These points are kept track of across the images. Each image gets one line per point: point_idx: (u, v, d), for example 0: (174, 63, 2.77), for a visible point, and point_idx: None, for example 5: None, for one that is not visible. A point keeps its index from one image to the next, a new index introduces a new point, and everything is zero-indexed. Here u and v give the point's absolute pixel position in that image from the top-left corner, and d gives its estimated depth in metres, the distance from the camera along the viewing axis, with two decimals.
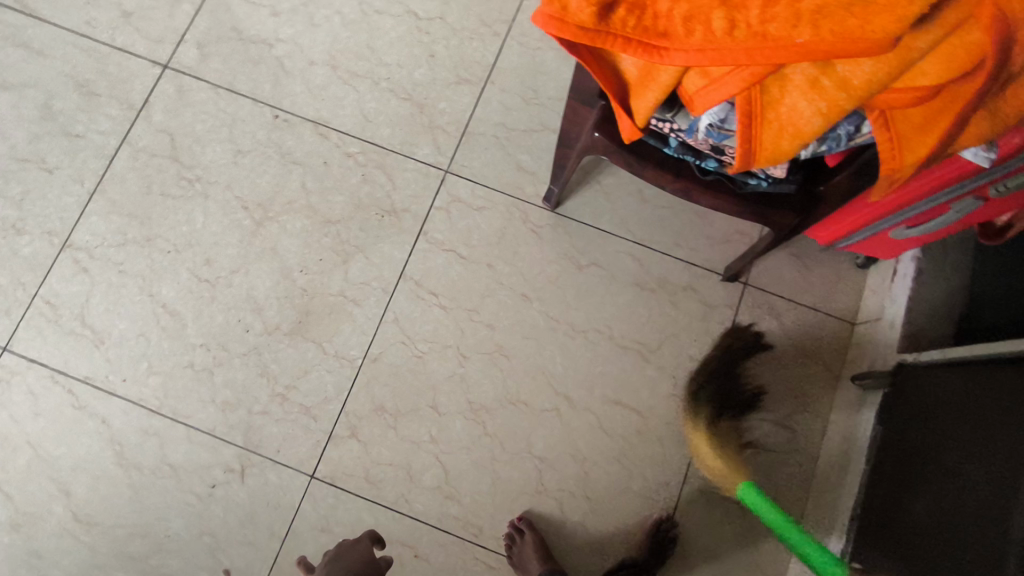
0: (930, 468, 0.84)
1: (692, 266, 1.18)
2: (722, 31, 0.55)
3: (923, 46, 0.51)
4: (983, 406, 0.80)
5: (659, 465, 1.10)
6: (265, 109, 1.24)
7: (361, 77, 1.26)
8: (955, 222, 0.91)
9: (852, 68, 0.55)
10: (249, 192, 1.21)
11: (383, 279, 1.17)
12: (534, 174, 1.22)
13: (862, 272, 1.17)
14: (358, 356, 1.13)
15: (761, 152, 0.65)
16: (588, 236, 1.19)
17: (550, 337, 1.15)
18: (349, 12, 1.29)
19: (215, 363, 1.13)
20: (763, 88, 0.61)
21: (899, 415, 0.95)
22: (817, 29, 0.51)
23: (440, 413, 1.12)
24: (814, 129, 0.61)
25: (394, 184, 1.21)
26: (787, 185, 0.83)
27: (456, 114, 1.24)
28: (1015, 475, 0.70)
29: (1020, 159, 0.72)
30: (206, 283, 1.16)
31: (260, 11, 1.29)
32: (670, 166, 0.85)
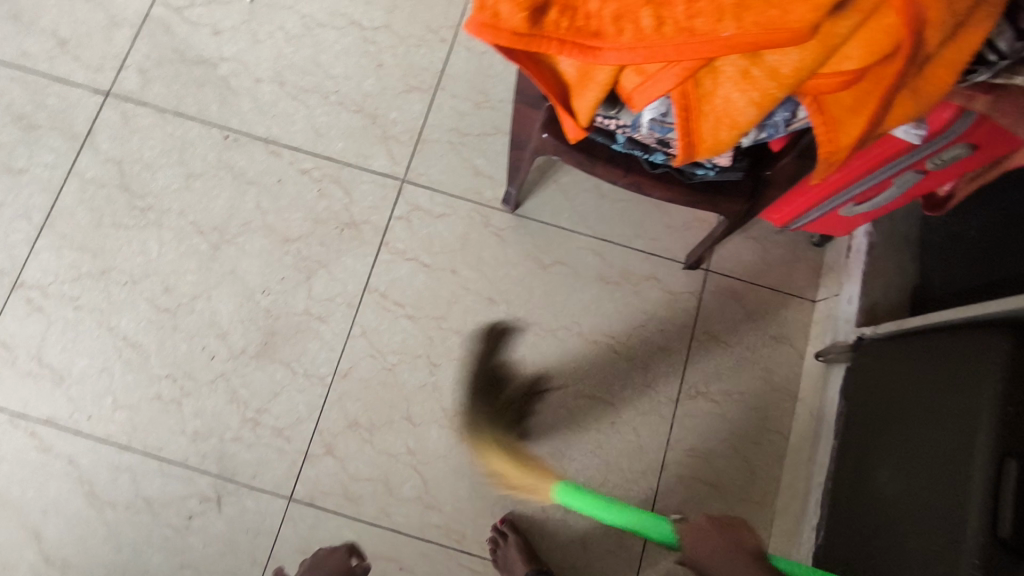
0: (891, 436, 0.87)
1: (653, 257, 1.19)
2: (652, 29, 0.56)
3: (844, 32, 0.52)
4: (934, 371, 0.83)
5: (636, 456, 1.11)
6: (214, 130, 1.22)
7: (309, 92, 1.25)
8: (899, 196, 0.93)
9: (780, 57, 0.56)
10: (204, 216, 1.19)
11: (347, 294, 1.16)
12: (491, 177, 1.22)
13: (819, 250, 1.20)
14: (327, 373, 1.13)
15: (701, 143, 0.66)
16: (549, 235, 1.19)
17: (519, 338, 1.15)
18: (292, 27, 1.28)
19: (182, 392, 1.11)
20: (697, 81, 0.61)
21: (861, 389, 0.97)
22: (741, 22, 0.53)
23: (415, 424, 1.11)
24: (749, 119, 0.62)
25: (352, 197, 1.20)
26: (733, 173, 0.85)
27: (409, 123, 1.24)
28: (969, 437, 0.73)
29: (951, 134, 0.75)
30: (166, 312, 1.14)
31: (202, 32, 1.27)
32: (620, 162, 0.86)
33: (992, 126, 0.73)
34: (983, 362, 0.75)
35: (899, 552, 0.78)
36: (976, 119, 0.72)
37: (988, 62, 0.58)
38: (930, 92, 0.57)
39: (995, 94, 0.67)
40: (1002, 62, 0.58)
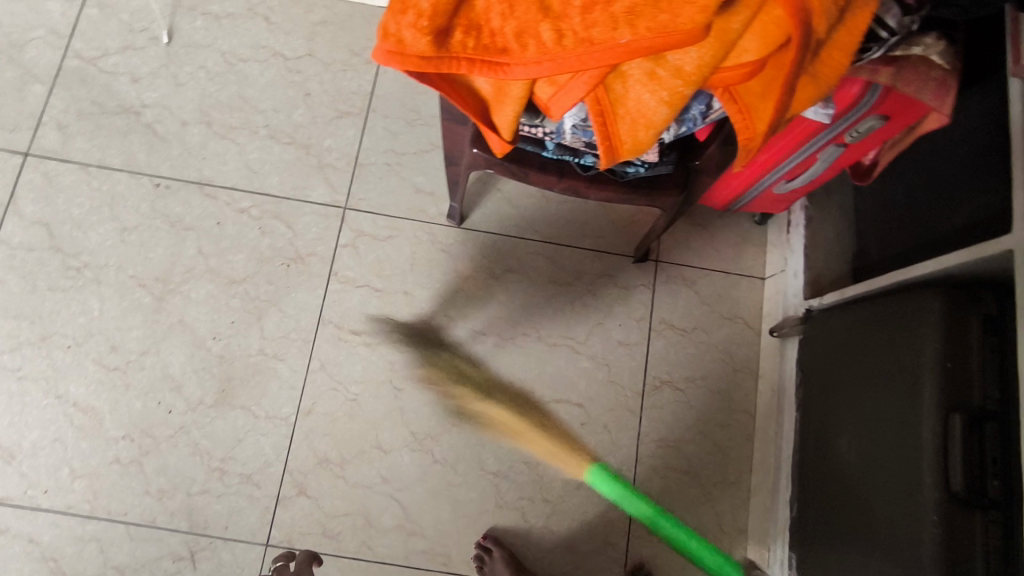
0: (847, 403, 0.89)
1: (603, 254, 1.20)
2: (552, 42, 0.56)
3: (738, 26, 0.54)
4: (877, 335, 0.84)
5: (609, 452, 1.12)
6: (144, 180, 1.19)
7: (238, 129, 1.23)
8: (828, 170, 0.95)
9: (681, 56, 0.57)
10: (142, 268, 1.15)
11: (301, 329, 1.14)
12: (433, 194, 1.21)
13: (762, 228, 1.23)
14: (290, 412, 1.11)
15: (622, 146, 0.67)
16: (498, 245, 1.19)
17: (480, 352, 1.15)
18: (213, 65, 1.25)
19: (142, 452, 1.08)
20: (607, 86, 0.62)
21: (813, 360, 1.00)
22: (635, 29, 0.52)
23: (386, 451, 1.10)
24: (663, 118, 0.62)
25: (295, 231, 1.18)
26: (663, 167, 0.86)
27: (344, 149, 1.23)
28: (915, 398, 0.75)
29: (860, 109, 0.78)
30: (115, 372, 1.11)
31: (119, 79, 1.23)
32: (552, 168, 0.87)
33: (899, 94, 0.75)
34: (920, 323, 0.76)
35: (866, 516, 0.80)
36: (883, 90, 0.75)
37: (881, 40, 0.60)
38: (828, 76, 0.58)
39: (897, 65, 0.72)
40: (892, 39, 0.60)
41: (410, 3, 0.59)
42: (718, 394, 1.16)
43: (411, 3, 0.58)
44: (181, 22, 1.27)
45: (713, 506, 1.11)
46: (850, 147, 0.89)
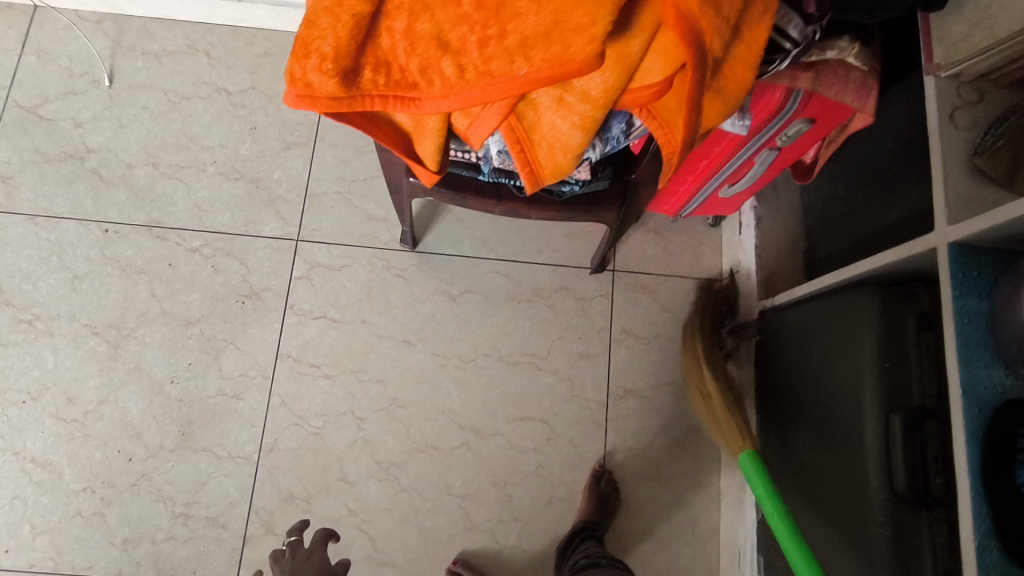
0: (799, 406, 0.89)
1: (560, 267, 1.20)
2: (456, 76, 0.56)
3: (637, 50, 0.54)
4: (821, 337, 0.85)
5: (577, 466, 1.12)
6: (91, 226, 1.18)
7: (185, 168, 1.22)
8: (768, 171, 0.95)
9: (586, 81, 0.57)
10: (95, 316, 1.14)
11: (260, 365, 1.13)
12: (385, 220, 1.21)
13: (716, 230, 1.23)
14: (253, 451, 1.10)
15: (544, 171, 0.67)
16: (453, 266, 1.19)
17: (442, 375, 1.14)
18: (156, 104, 1.24)
19: (105, 502, 1.07)
20: (519, 114, 0.62)
21: (768, 360, 1.00)
22: (531, 61, 0.52)
23: (352, 482, 1.09)
24: (578, 141, 0.62)
25: (248, 266, 1.17)
26: (600, 182, 0.85)
27: (292, 180, 1.22)
28: (858, 400, 0.76)
29: (784, 115, 0.78)
30: (73, 423, 1.09)
31: (62, 126, 1.22)
32: (490, 191, 0.86)
33: (821, 98, 0.75)
34: (858, 325, 0.77)
35: (825, 517, 0.81)
36: (805, 94, 0.74)
37: (785, 50, 0.60)
38: (733, 91, 0.57)
39: (816, 69, 0.72)
40: (797, 48, 0.60)
41: (312, 46, 0.58)
42: None
43: (313, 46, 0.57)
44: (121, 63, 1.26)
45: (683, 512, 1.11)
46: (784, 149, 0.89)
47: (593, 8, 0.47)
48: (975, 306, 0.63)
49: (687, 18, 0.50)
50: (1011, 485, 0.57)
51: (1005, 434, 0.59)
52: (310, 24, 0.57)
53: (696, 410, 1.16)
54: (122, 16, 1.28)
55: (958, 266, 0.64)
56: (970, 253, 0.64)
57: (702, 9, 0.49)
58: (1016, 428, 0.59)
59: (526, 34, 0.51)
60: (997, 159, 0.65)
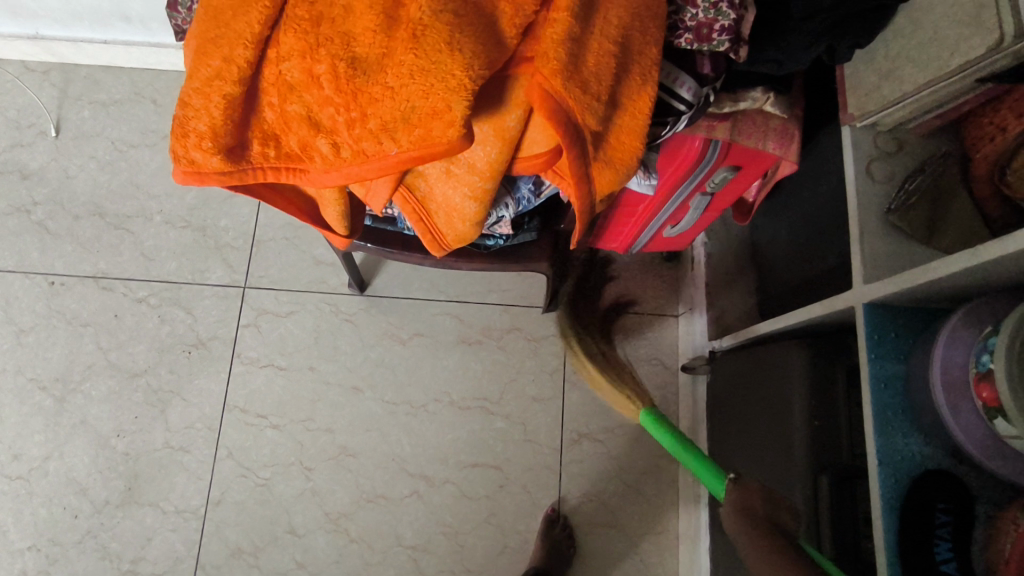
0: (740, 456, 0.87)
1: (510, 307, 1.18)
2: (333, 154, 0.54)
3: (514, 124, 0.52)
4: (759, 387, 0.83)
5: (531, 512, 1.09)
6: (37, 279, 1.17)
7: (132, 217, 1.21)
8: (708, 214, 0.92)
9: (470, 154, 0.56)
10: (41, 370, 1.13)
11: (206, 417, 1.12)
12: (333, 264, 1.20)
13: (672, 264, 1.21)
14: (200, 505, 1.08)
15: (447, 238, 0.66)
16: (403, 309, 1.17)
17: (391, 422, 1.12)
18: (103, 153, 1.24)
19: (50, 562, 1.05)
20: (412, 185, 0.61)
21: (716, 406, 0.98)
22: (398, 142, 0.50)
23: (300, 535, 1.07)
24: (474, 212, 0.61)
25: (194, 316, 1.16)
26: (528, 233, 0.83)
27: (240, 227, 1.21)
28: (789, 460, 0.73)
29: (706, 166, 0.75)
30: (18, 481, 1.08)
31: (9, 178, 1.22)
32: (415, 245, 0.83)
33: (742, 147, 0.73)
34: (790, 378, 0.75)
35: None
36: (724, 144, 0.72)
37: (680, 112, 0.58)
38: (623, 161, 0.55)
39: (733, 119, 0.69)
40: (691, 110, 0.58)
41: (188, 126, 0.54)
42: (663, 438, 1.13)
43: (189, 127, 0.54)
44: (68, 114, 1.26)
45: (640, 557, 1.09)
46: (718, 194, 0.86)
47: (447, 93, 0.46)
48: (891, 370, 0.60)
49: (553, 98, 0.47)
50: (930, 565, 0.54)
51: (924, 509, 0.55)
52: (185, 106, 0.54)
53: (653, 451, 1.12)
54: (69, 66, 1.28)
55: (875, 328, 0.61)
56: (886, 313, 0.62)
57: (566, 88, 0.47)
58: (935, 502, 0.55)
59: (389, 116, 0.49)
60: (911, 217, 0.63)
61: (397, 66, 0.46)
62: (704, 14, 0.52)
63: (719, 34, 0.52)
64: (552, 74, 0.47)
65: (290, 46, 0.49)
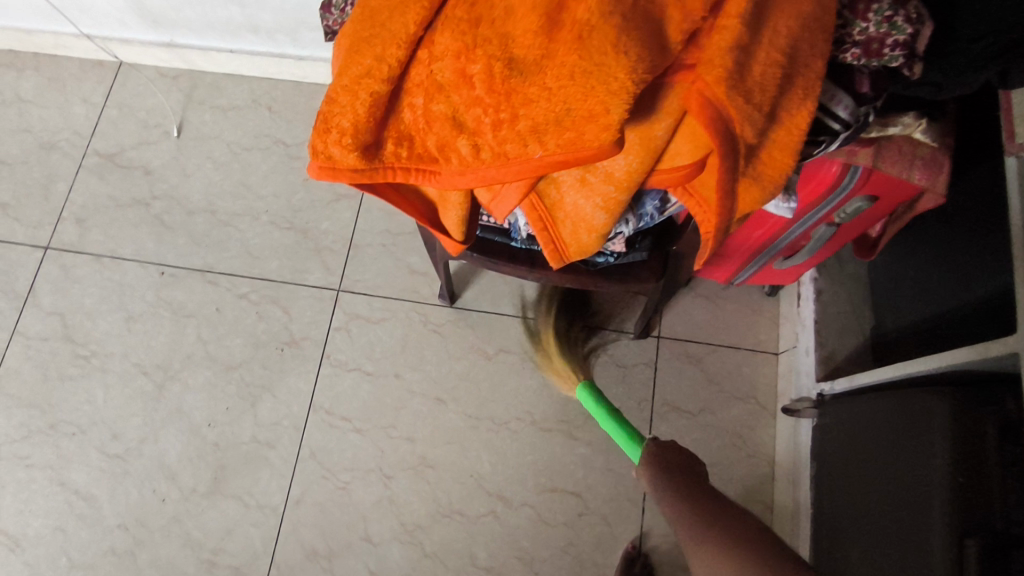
0: (858, 509, 0.80)
1: (601, 330, 1.15)
2: (471, 156, 0.54)
3: (663, 133, 0.51)
4: (885, 435, 0.76)
5: (610, 545, 1.05)
6: (150, 269, 1.24)
7: (240, 217, 1.26)
8: (828, 246, 0.88)
9: (609, 162, 0.54)
10: (145, 356, 1.18)
11: (293, 415, 1.13)
12: (426, 274, 1.21)
13: (772, 299, 1.15)
14: (280, 502, 1.09)
15: (568, 250, 0.64)
16: (491, 324, 1.17)
17: (473, 437, 1.11)
18: (219, 155, 1.31)
19: (136, 541, 1.08)
20: (542, 194, 0.60)
21: (826, 452, 0.90)
22: (544, 145, 0.49)
23: (374, 542, 1.06)
24: (602, 223, 0.59)
25: (290, 315, 1.19)
26: (638, 254, 0.81)
27: (339, 232, 1.24)
28: (925, 518, 0.66)
29: (841, 194, 0.72)
30: (116, 459, 1.13)
31: (134, 174, 1.30)
32: (522, 259, 0.82)
33: (883, 175, 0.69)
34: (927, 429, 0.68)
35: None
36: (864, 171, 0.68)
37: (833, 131, 0.55)
38: (772, 178, 0.52)
39: (877, 145, 0.65)
40: (847, 131, 0.55)
41: (332, 122, 0.55)
42: (755, 481, 1.06)
43: (333, 123, 0.55)
44: (191, 117, 1.34)
45: None
46: (844, 226, 0.81)
47: (606, 97, 0.44)
48: None
49: (712, 106, 0.45)
50: None
51: None
52: (331, 102, 0.55)
53: (746, 495, 1.06)
54: (197, 73, 1.37)
55: None
56: None
57: (729, 96, 0.45)
58: None
59: (539, 118, 0.48)
60: None
61: (556, 66, 0.45)
62: (876, 28, 0.48)
63: (891, 49, 0.48)
64: (717, 82, 0.45)
65: (444, 46, 0.50)
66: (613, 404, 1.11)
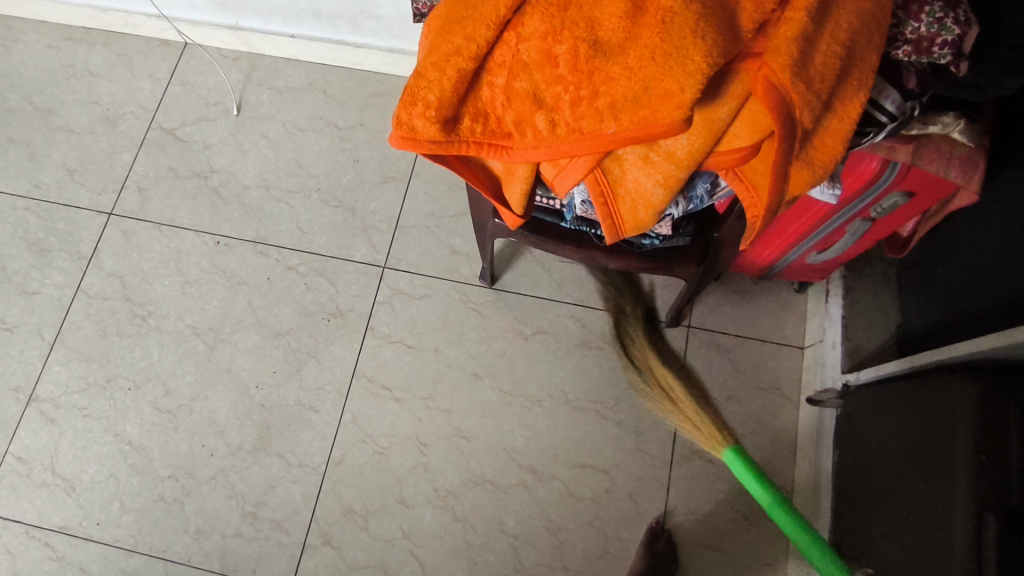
0: (882, 490, 0.84)
1: (633, 317, 1.20)
2: (547, 130, 0.59)
3: (725, 116, 0.56)
4: (912, 418, 0.80)
5: (634, 521, 1.09)
6: (206, 238, 1.30)
7: (293, 193, 1.33)
8: (861, 242, 0.92)
9: (672, 142, 0.59)
10: (199, 318, 1.25)
11: (336, 381, 1.19)
12: (468, 256, 1.26)
13: (801, 296, 1.20)
14: (321, 462, 1.15)
15: (625, 224, 0.69)
16: (529, 306, 1.22)
17: (507, 411, 1.16)
18: (275, 134, 1.38)
19: (184, 491, 1.15)
20: (605, 169, 0.65)
21: (851, 438, 0.95)
22: (619, 121, 0.55)
23: (409, 505, 1.12)
24: (660, 199, 0.64)
25: (337, 288, 1.25)
26: (681, 238, 0.86)
27: (387, 212, 1.30)
28: (948, 494, 0.70)
29: (880, 188, 0.77)
30: (167, 414, 1.19)
31: (193, 148, 1.37)
32: (570, 238, 0.88)
33: (921, 172, 0.73)
34: (952, 409, 0.73)
35: None
36: (903, 167, 0.72)
37: (880, 124, 0.60)
38: (822, 162, 0.57)
39: (916, 143, 0.70)
40: (892, 123, 0.59)
41: (418, 96, 0.60)
42: (778, 467, 1.11)
43: (419, 96, 0.60)
44: (249, 96, 1.41)
45: None
46: (880, 221, 0.86)
47: (682, 76, 0.50)
48: None
49: (776, 90, 0.51)
50: None
51: None
52: (419, 77, 0.60)
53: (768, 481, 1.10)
54: (256, 55, 1.43)
55: None
56: None
57: (792, 82, 0.50)
58: None
59: (617, 95, 0.54)
60: None
61: (639, 47, 0.51)
62: (927, 28, 0.53)
63: (940, 48, 0.53)
64: (781, 68, 0.50)
65: (533, 29, 0.56)
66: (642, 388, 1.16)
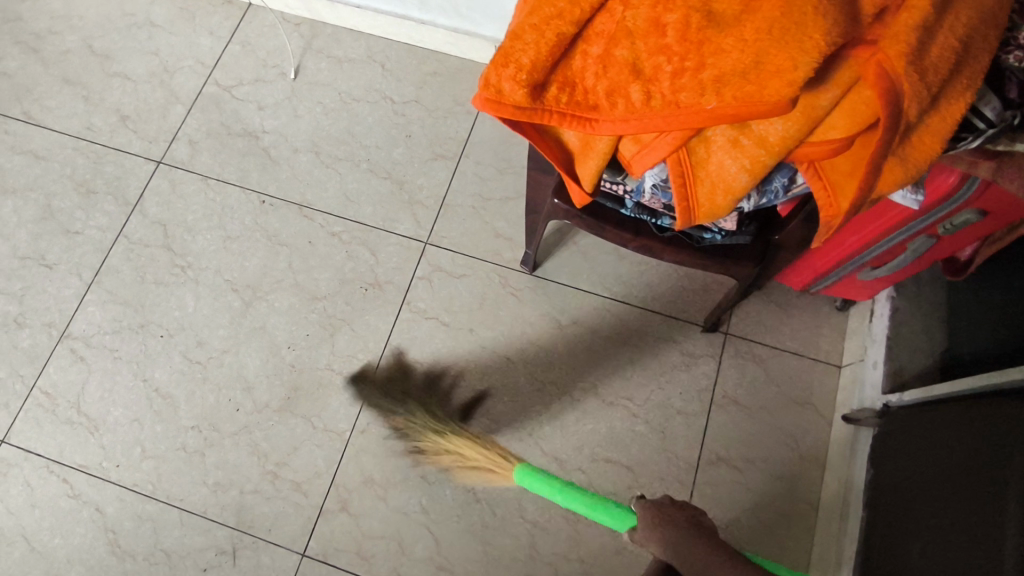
0: (922, 509, 0.82)
1: (671, 318, 1.19)
2: (641, 102, 0.59)
3: (827, 103, 0.56)
4: (962, 437, 0.79)
5: None
6: (252, 196, 1.31)
7: (342, 161, 1.33)
8: (918, 261, 0.91)
9: (765, 126, 0.59)
10: (238, 275, 1.25)
11: (368, 350, 1.19)
12: (511, 240, 1.26)
13: (842, 314, 1.18)
14: (346, 429, 1.14)
15: (699, 209, 0.69)
16: (566, 296, 1.21)
17: (536, 398, 1.15)
18: (330, 101, 1.38)
19: (206, 443, 1.15)
20: (690, 150, 0.65)
21: (889, 458, 0.93)
22: (721, 96, 0.54)
23: (430, 481, 1.11)
24: (742, 185, 0.64)
25: (378, 258, 1.25)
26: (741, 237, 0.85)
27: (433, 189, 1.30)
28: (1000, 511, 0.68)
29: (956, 203, 0.76)
30: (198, 364, 1.19)
31: (248, 106, 1.38)
32: (629, 226, 0.87)
33: (1002, 192, 0.72)
34: (1010, 429, 0.72)
35: None
36: (985, 183, 0.72)
37: (976, 130, 0.59)
38: (918, 160, 0.56)
39: (998, 160, 0.67)
40: (989, 130, 0.58)
41: (512, 57, 0.60)
42: (804, 481, 1.10)
43: (512, 58, 0.60)
44: (308, 62, 1.42)
45: None
46: (943, 240, 0.85)
47: (798, 53, 0.50)
48: None
49: (888, 77, 0.51)
50: None
51: None
52: (515, 38, 0.60)
53: (793, 494, 1.09)
54: (319, 23, 1.44)
55: None
56: None
57: (907, 70, 0.50)
58: None
59: (723, 70, 0.53)
60: None
61: (756, 21, 0.51)
62: None
63: None
64: (897, 56, 0.50)
65: None
66: (673, 389, 1.15)
